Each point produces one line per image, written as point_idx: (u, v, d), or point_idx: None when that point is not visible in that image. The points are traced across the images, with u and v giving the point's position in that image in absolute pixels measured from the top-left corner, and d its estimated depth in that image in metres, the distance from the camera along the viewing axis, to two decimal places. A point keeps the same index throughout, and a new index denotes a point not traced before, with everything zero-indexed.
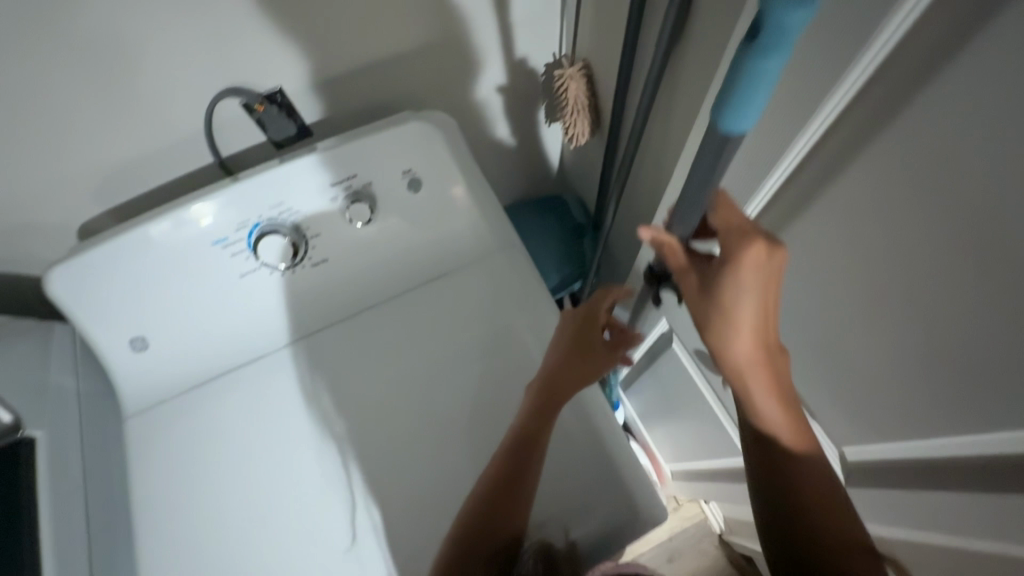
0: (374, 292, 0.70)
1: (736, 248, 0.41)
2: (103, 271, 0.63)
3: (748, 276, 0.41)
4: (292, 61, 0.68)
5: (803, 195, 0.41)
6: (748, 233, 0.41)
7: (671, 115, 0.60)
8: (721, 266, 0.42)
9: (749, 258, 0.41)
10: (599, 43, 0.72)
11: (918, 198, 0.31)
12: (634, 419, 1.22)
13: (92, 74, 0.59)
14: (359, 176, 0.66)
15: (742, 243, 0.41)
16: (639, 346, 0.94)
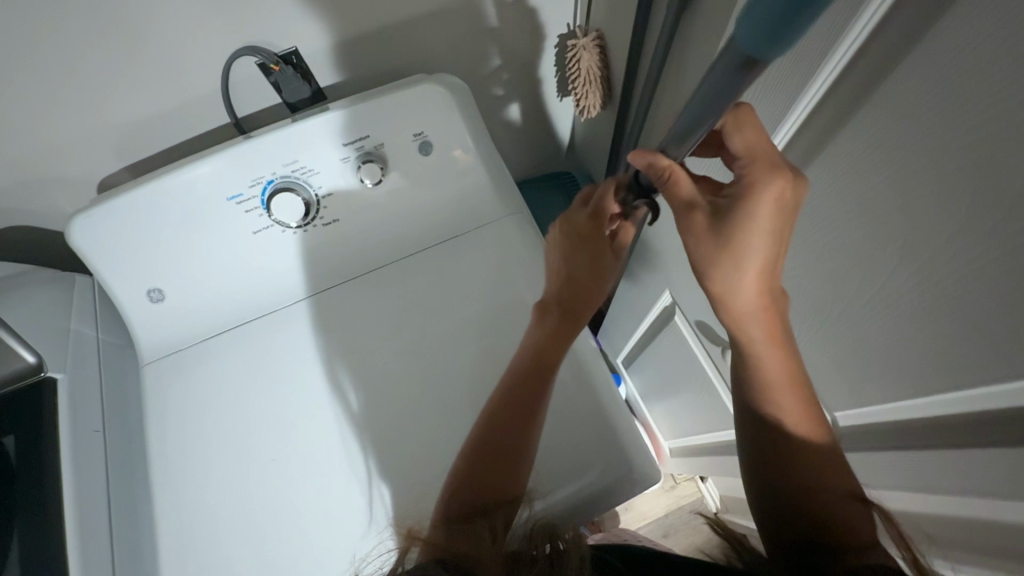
0: (382, 253, 0.72)
1: (759, 181, 0.42)
2: (122, 222, 0.65)
3: (763, 212, 0.43)
4: (308, 24, 0.69)
5: (813, 146, 0.42)
6: (773, 166, 0.42)
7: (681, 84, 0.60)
8: (738, 204, 0.44)
9: (767, 195, 0.42)
10: (613, 13, 0.72)
11: (916, 157, 0.32)
12: (635, 396, 1.24)
13: (113, 30, 0.60)
14: (371, 137, 0.67)
15: (766, 176, 0.42)
16: (642, 320, 0.95)
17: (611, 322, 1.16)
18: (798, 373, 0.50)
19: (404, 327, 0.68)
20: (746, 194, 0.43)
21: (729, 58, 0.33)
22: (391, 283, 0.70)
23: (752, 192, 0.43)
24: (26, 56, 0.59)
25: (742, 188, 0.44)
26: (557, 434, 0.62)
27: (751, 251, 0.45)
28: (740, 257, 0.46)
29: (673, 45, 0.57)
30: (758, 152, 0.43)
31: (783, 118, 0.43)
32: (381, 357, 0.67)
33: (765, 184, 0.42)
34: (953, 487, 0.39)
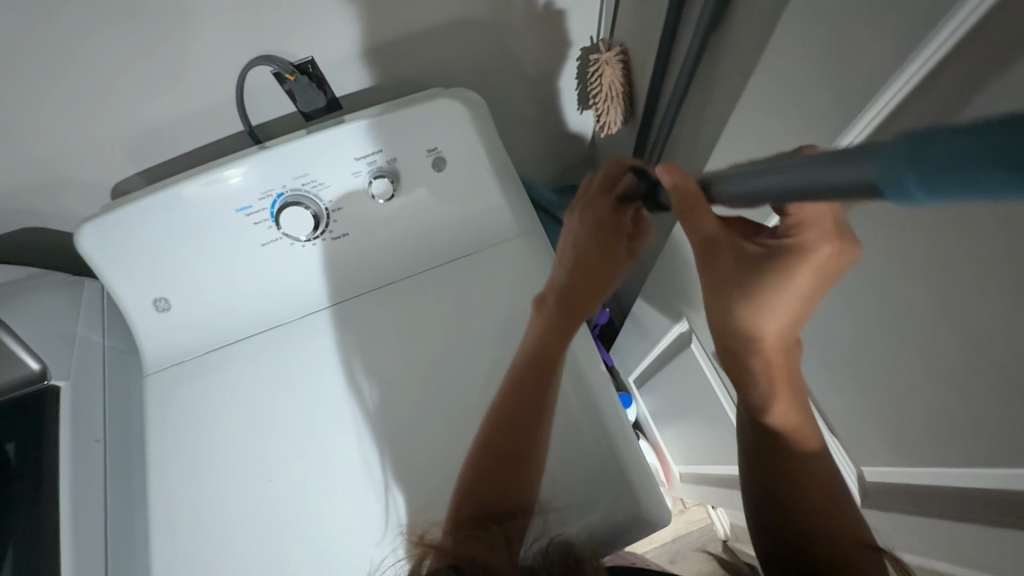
0: (394, 269, 0.69)
1: (810, 244, 0.40)
2: (134, 229, 0.64)
3: (804, 271, 0.41)
4: (324, 33, 0.67)
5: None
6: (826, 231, 0.39)
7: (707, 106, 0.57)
8: (782, 260, 0.42)
9: (813, 258, 0.40)
10: (638, 29, 0.69)
11: (963, 214, 0.29)
12: (645, 416, 1.21)
13: (129, 39, 0.59)
14: (384, 152, 0.65)
15: (815, 241, 0.40)
16: (658, 343, 0.92)
17: (625, 341, 1.13)
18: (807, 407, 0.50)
19: (409, 348, 0.66)
20: (792, 256, 0.41)
21: (850, 173, 0.24)
22: (397, 302, 0.68)
23: (801, 255, 0.41)
24: (39, 59, 0.58)
25: (788, 247, 0.42)
26: (561, 464, 0.60)
27: (785, 299, 0.45)
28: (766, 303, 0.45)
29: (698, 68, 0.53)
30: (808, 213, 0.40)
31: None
32: (384, 379, 0.65)
33: (813, 248, 0.40)
34: (977, 566, 0.36)
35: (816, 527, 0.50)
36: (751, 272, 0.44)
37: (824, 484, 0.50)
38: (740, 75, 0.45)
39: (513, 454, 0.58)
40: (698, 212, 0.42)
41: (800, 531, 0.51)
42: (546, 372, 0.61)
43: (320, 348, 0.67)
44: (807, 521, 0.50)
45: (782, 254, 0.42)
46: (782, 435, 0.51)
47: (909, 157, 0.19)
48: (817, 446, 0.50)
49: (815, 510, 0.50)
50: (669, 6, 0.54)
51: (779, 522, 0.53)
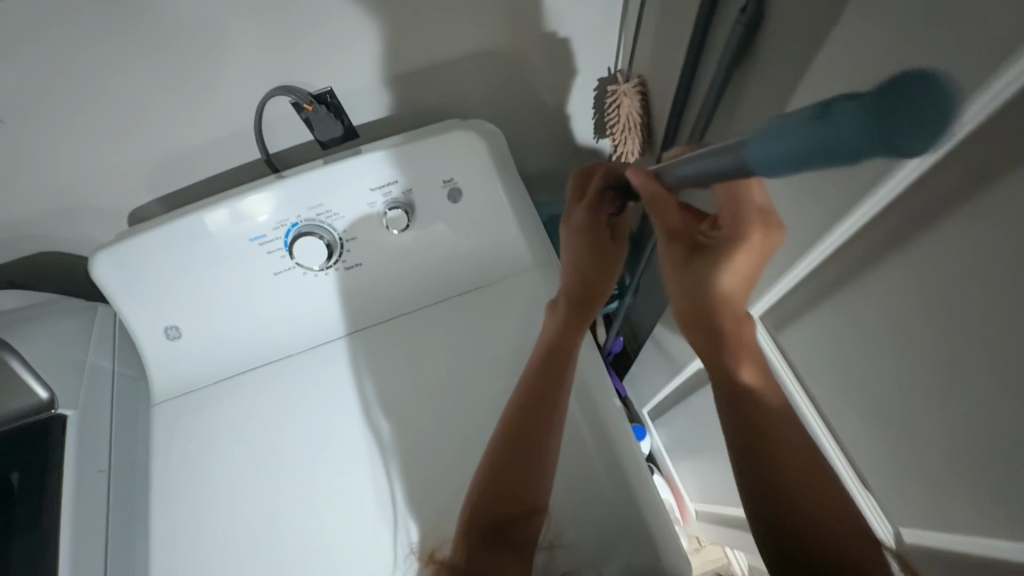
0: (408, 300, 0.68)
1: (742, 229, 0.47)
2: (149, 258, 0.63)
3: (744, 254, 0.48)
4: (342, 64, 0.68)
5: (875, 245, 0.35)
6: (751, 217, 0.45)
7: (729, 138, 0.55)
8: (722, 249, 0.49)
9: (748, 243, 0.47)
10: (656, 61, 0.69)
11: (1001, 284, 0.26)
12: (659, 449, 1.17)
13: (147, 72, 0.60)
14: (400, 183, 0.64)
15: (746, 227, 0.46)
16: (675, 377, 0.89)
17: (639, 371, 1.10)
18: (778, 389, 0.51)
19: (419, 383, 0.64)
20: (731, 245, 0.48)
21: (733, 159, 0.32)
22: (409, 335, 0.67)
23: (737, 240, 0.47)
24: (58, 92, 0.59)
25: (726, 238, 0.48)
26: (572, 510, 0.57)
27: (729, 280, 0.51)
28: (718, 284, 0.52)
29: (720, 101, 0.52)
30: (741, 201, 0.45)
31: (830, 227, 0.37)
32: (392, 416, 0.63)
33: (747, 235, 0.46)
34: None
35: (798, 516, 0.48)
36: (700, 258, 0.52)
37: (809, 464, 0.48)
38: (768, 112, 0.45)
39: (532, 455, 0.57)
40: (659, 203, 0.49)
41: (789, 525, 0.49)
42: (558, 367, 0.60)
43: (330, 381, 0.66)
44: (791, 512, 0.49)
45: (722, 243, 0.49)
46: (759, 424, 0.51)
47: (849, 130, 0.21)
48: (799, 424, 0.49)
49: (794, 496, 0.49)
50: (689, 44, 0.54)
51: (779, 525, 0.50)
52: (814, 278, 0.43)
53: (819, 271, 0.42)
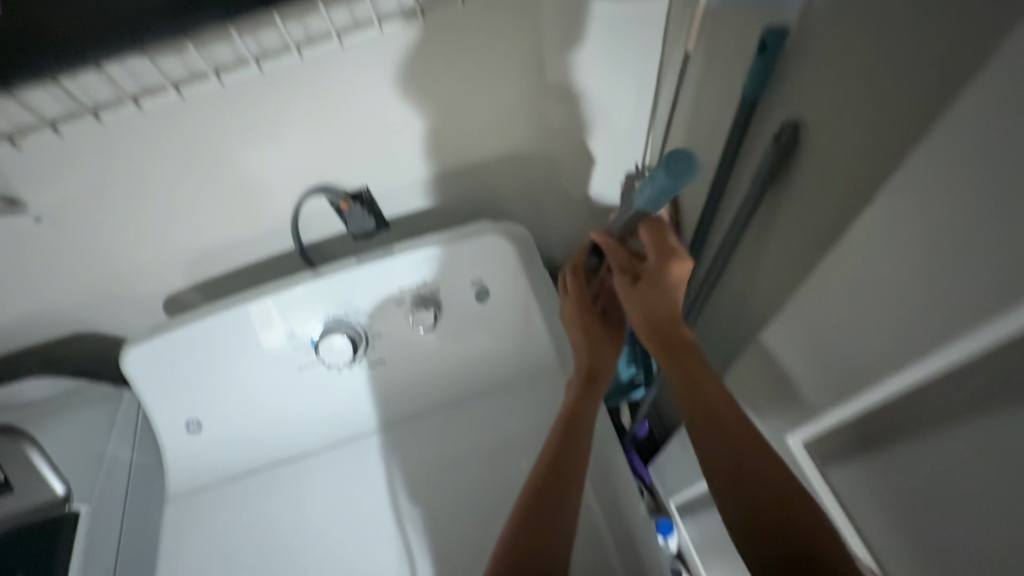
0: (431, 398, 0.67)
1: (665, 262, 0.55)
2: (175, 352, 0.63)
3: (672, 282, 0.55)
4: (379, 166, 0.70)
5: (963, 393, 0.33)
6: (669, 251, 0.56)
7: (766, 247, 0.55)
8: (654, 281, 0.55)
9: (672, 273, 0.55)
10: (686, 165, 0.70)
11: None
12: (688, 547, 1.07)
13: (197, 176, 0.63)
14: (428, 282, 0.64)
15: (668, 259, 0.55)
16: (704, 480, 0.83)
17: (667, 463, 1.04)
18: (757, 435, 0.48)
19: (442, 490, 0.60)
20: (653, 275, 0.55)
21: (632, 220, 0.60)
22: (433, 435, 0.64)
23: (663, 272, 0.55)
24: (113, 195, 0.62)
25: (655, 270, 0.55)
26: None
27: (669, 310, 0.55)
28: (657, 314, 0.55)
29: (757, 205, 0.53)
30: (662, 238, 0.57)
31: (893, 368, 0.35)
32: (413, 527, 0.59)
33: (670, 263, 0.55)
34: None
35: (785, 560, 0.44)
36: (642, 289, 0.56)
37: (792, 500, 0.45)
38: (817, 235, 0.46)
39: (541, 513, 0.51)
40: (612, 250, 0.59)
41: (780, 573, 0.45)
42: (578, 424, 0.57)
43: (351, 481, 0.63)
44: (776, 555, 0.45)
45: (653, 274, 0.55)
46: (752, 477, 0.47)
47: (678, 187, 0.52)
48: (773, 457, 0.47)
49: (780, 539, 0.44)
50: (721, 158, 0.57)
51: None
52: (872, 414, 0.41)
53: (877, 409, 0.40)
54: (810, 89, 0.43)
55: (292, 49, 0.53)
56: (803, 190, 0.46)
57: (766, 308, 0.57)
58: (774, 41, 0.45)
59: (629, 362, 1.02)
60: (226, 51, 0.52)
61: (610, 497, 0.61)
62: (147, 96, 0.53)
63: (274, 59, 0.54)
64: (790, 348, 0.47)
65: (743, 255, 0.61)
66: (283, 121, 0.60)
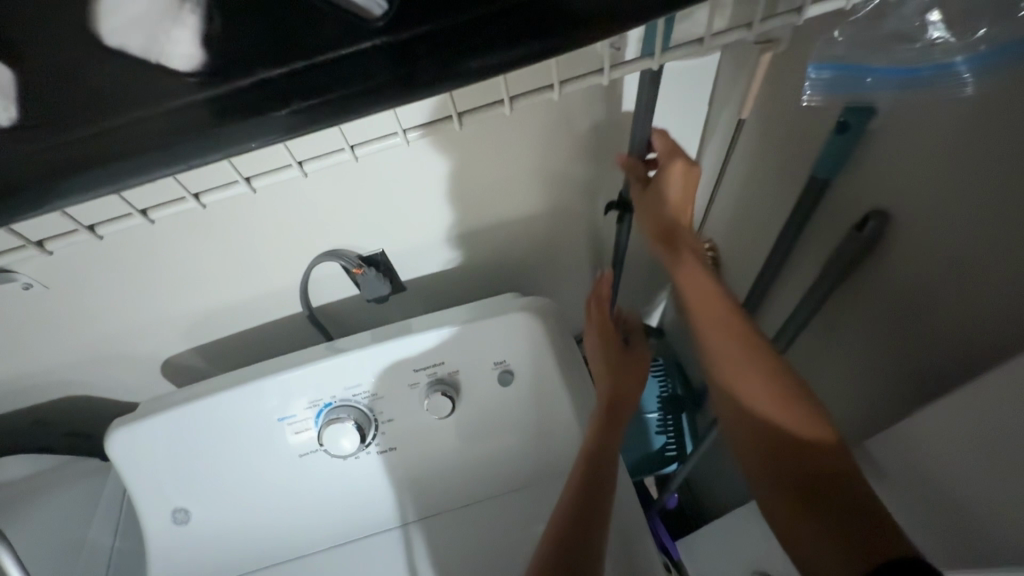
0: (447, 489, 0.60)
1: (667, 165, 0.52)
2: (165, 436, 0.57)
3: (676, 187, 0.53)
4: (398, 230, 0.65)
5: None
6: (674, 153, 0.53)
7: (847, 330, 0.49)
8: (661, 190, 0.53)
9: (678, 176, 0.52)
10: (740, 231, 0.64)
11: None
12: None
13: (201, 243, 0.58)
14: (446, 363, 0.58)
15: (670, 163, 0.52)
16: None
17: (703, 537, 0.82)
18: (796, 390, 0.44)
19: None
20: (658, 180, 0.53)
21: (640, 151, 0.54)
22: (453, 532, 0.58)
23: (670, 177, 0.52)
24: (111, 265, 0.57)
25: (661, 175, 0.53)
26: None
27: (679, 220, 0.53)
28: (667, 223, 0.53)
29: (836, 285, 0.47)
30: (669, 142, 0.53)
31: None
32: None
33: (673, 166, 0.52)
34: None
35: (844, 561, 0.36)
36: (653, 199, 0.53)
37: (835, 475, 0.40)
38: (925, 333, 0.40)
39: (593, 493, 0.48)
40: (630, 167, 0.54)
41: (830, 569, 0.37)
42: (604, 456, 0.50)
43: None
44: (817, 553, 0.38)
45: (659, 182, 0.53)
46: (788, 440, 0.42)
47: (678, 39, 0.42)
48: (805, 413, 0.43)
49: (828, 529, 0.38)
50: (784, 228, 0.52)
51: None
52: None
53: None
54: (905, 180, 0.39)
55: (293, 163, 0.48)
56: (907, 286, 0.41)
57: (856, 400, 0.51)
58: (856, 121, 0.40)
59: (658, 430, 0.92)
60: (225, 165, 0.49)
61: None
62: (105, 224, 0.49)
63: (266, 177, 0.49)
64: (904, 471, 0.41)
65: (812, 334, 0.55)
66: (297, 189, 0.56)
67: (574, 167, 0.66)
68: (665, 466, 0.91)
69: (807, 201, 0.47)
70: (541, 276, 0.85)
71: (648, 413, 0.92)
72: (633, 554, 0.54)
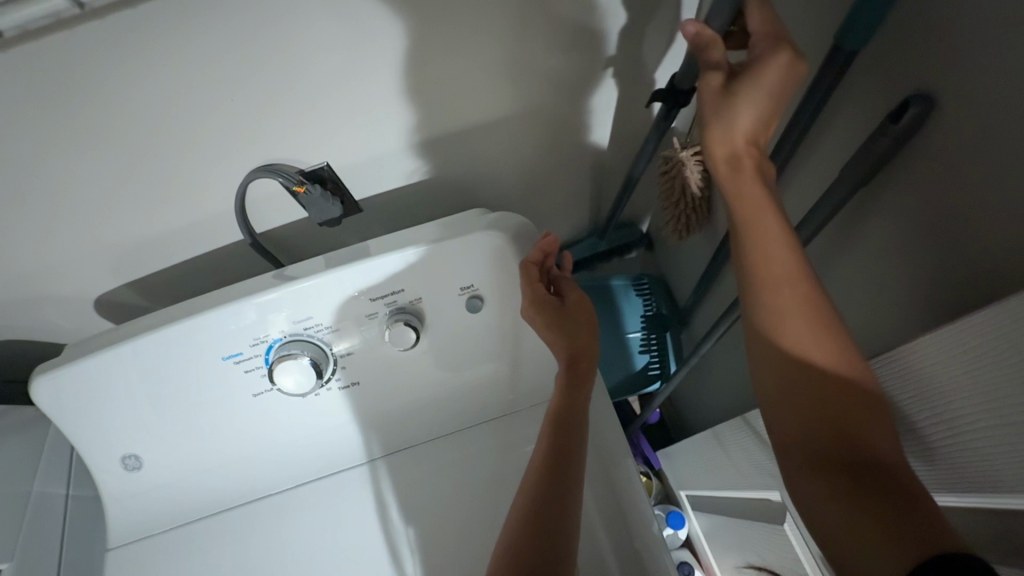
0: (419, 419, 0.57)
1: (765, 55, 0.41)
2: (93, 383, 0.50)
3: (766, 86, 0.41)
4: (346, 140, 0.56)
5: None
6: (778, 42, 0.41)
7: (873, 233, 0.44)
8: (747, 84, 0.41)
9: (773, 72, 0.40)
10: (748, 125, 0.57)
11: None
12: (684, 556, 0.77)
13: (106, 159, 0.49)
14: (407, 291, 0.52)
15: (770, 52, 0.41)
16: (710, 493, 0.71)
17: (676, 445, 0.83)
18: (827, 312, 0.38)
19: (442, 527, 0.53)
20: (749, 70, 0.41)
21: None
22: (428, 463, 0.56)
23: (763, 69, 0.41)
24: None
25: (751, 65, 0.41)
26: None
27: (749, 123, 0.42)
28: (742, 128, 0.42)
29: (869, 177, 0.40)
30: (780, 29, 0.41)
31: None
32: (408, 568, 0.52)
33: (773, 57, 0.40)
34: None
35: (842, 492, 0.34)
36: (732, 92, 0.41)
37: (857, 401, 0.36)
38: (954, 231, 0.36)
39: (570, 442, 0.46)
40: (710, 44, 0.43)
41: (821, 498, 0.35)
42: (575, 417, 0.48)
43: (333, 518, 0.55)
44: (814, 484, 0.35)
45: (745, 72, 0.41)
46: (805, 364, 0.38)
47: None
48: (838, 337, 0.37)
49: (833, 477, 0.34)
50: (802, 109, 0.44)
51: (859, 527, 0.32)
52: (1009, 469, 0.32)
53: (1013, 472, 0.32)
54: (957, 49, 0.32)
55: None
56: (938, 177, 0.36)
57: (867, 313, 0.47)
58: None
59: (641, 349, 0.90)
60: (100, 47, 0.40)
61: (625, 533, 0.50)
62: None
63: (13, 11, 0.35)
64: (901, 386, 0.38)
65: (830, 238, 0.50)
66: (219, 92, 0.46)
67: (549, 59, 0.56)
68: (648, 385, 0.89)
69: (831, 75, 0.40)
70: (516, 191, 0.77)
71: (630, 332, 0.89)
72: (612, 475, 0.52)
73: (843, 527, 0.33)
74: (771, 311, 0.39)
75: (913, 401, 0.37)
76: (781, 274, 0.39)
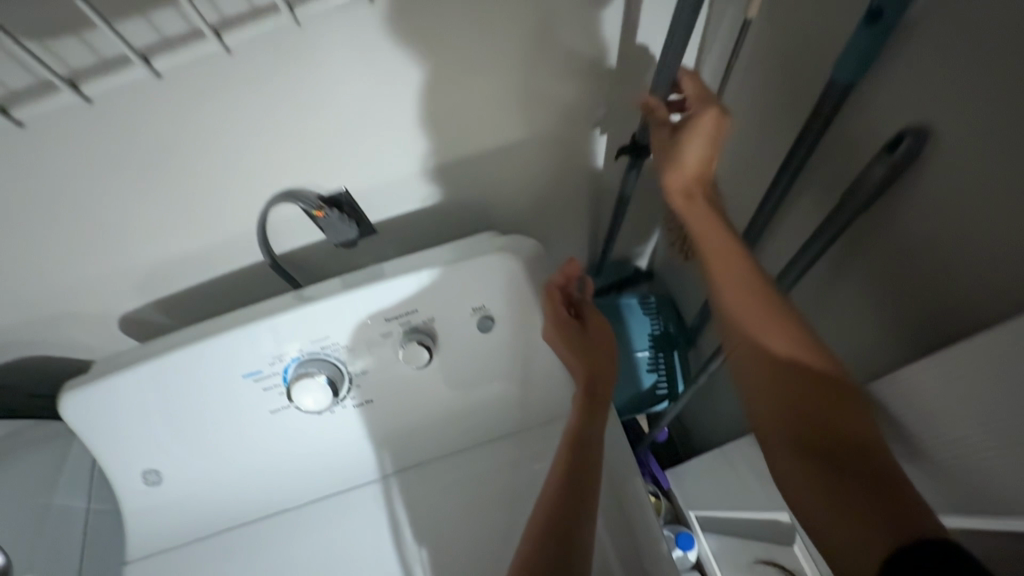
0: (431, 437, 0.58)
1: (695, 114, 0.46)
2: (118, 399, 0.52)
3: (701, 136, 0.46)
4: (364, 167, 0.59)
5: None
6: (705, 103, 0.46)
7: (873, 256, 0.45)
8: (683, 138, 0.46)
9: (703, 126, 0.46)
10: (750, 151, 0.58)
11: None
12: None
13: (138, 185, 0.51)
14: (420, 311, 0.54)
15: (698, 111, 0.46)
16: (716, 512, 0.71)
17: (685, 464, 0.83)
18: (793, 337, 0.39)
19: (453, 544, 0.54)
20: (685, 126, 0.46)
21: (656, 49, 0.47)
22: (439, 480, 0.57)
23: (695, 124, 0.46)
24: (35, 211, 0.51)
25: (686, 122, 0.46)
26: None
27: (696, 166, 0.46)
28: (690, 170, 0.46)
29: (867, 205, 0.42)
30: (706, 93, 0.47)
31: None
32: None
33: (701, 115, 0.46)
34: None
35: (832, 509, 0.35)
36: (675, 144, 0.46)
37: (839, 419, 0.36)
38: (950, 255, 0.37)
39: (579, 460, 0.47)
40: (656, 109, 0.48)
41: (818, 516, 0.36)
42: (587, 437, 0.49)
43: (347, 534, 0.56)
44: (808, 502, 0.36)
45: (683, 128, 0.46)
46: (778, 389, 0.39)
47: None
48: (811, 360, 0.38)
49: (821, 495, 0.35)
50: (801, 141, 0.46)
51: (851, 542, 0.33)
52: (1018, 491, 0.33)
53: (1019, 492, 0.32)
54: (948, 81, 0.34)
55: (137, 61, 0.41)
56: (934, 204, 0.37)
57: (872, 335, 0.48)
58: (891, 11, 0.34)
59: (650, 367, 0.90)
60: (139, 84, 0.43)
61: (634, 551, 0.50)
62: None
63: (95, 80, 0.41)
64: (904, 409, 0.39)
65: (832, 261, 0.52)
66: (246, 122, 0.49)
67: (557, 89, 0.58)
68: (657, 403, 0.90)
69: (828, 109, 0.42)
70: (525, 214, 0.79)
71: (639, 351, 0.90)
72: (620, 493, 0.53)
73: (837, 543, 0.34)
74: (751, 345, 0.40)
75: (917, 423, 0.38)
76: (752, 302, 0.40)
